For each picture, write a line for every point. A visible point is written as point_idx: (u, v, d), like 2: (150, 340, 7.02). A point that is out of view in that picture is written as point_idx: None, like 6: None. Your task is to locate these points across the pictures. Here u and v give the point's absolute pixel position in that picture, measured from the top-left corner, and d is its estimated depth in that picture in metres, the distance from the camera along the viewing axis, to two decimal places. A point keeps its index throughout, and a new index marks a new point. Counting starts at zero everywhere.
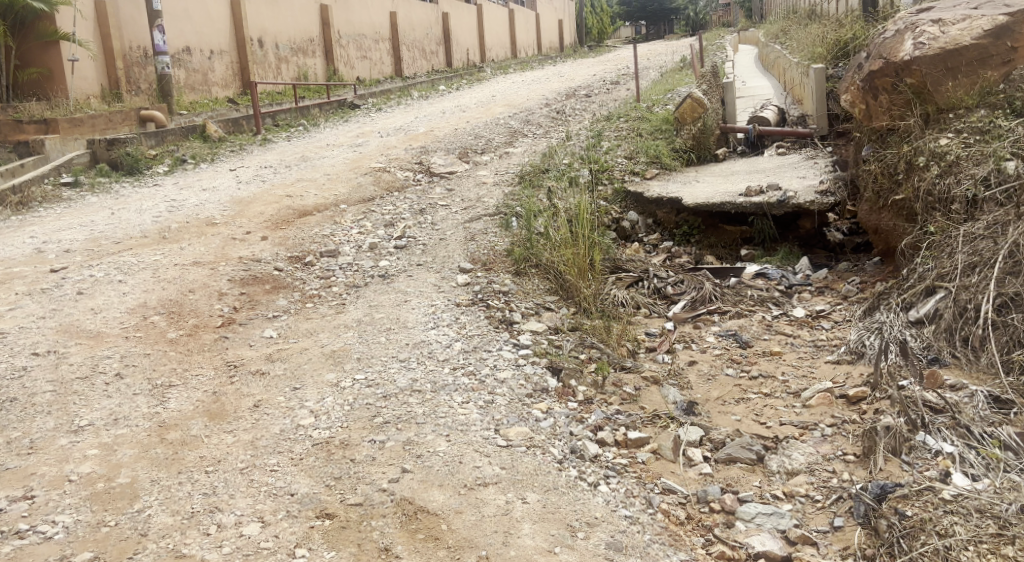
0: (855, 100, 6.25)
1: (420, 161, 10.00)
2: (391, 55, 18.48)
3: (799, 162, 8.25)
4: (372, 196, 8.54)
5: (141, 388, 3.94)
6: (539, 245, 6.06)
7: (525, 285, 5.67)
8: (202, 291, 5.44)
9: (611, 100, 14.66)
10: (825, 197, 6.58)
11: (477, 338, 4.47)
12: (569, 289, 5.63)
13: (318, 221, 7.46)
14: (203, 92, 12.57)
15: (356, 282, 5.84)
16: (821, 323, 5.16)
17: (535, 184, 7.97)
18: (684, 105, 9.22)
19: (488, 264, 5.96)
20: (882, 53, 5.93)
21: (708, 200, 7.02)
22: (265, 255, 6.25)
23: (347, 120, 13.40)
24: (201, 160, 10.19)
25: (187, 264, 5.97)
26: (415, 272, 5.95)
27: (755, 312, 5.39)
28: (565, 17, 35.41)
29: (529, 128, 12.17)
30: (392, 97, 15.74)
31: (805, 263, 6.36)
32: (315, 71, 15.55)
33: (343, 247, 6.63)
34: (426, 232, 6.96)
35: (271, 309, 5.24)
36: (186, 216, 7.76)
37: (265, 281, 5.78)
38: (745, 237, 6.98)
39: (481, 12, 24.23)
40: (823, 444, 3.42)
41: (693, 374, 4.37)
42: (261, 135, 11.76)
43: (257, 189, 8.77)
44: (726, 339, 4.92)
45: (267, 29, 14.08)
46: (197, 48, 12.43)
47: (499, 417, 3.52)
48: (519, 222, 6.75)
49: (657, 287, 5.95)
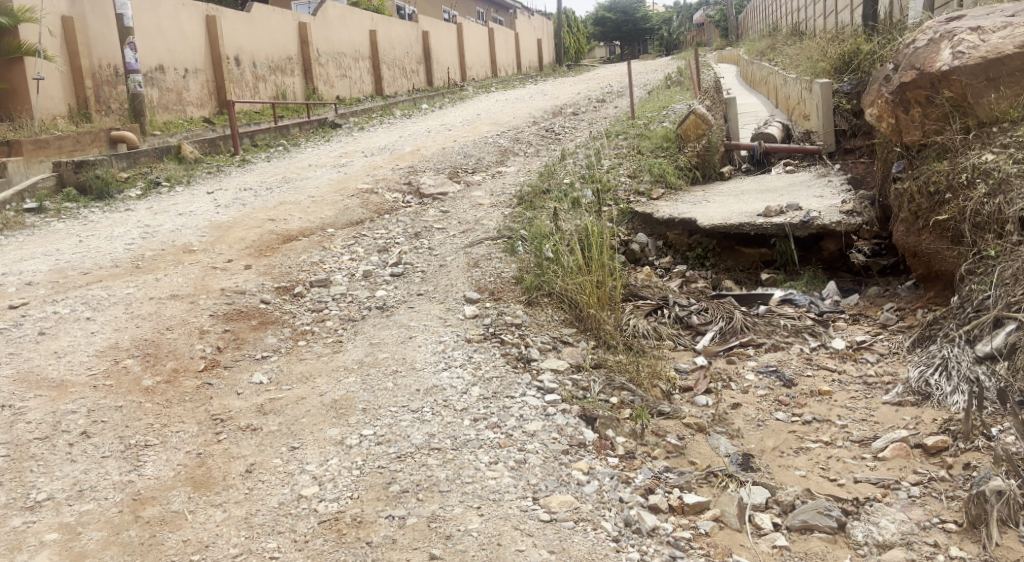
0: (882, 115, 5.82)
1: (409, 181, 9.51)
2: (371, 73, 18.01)
3: (811, 181, 7.85)
4: (361, 219, 8.04)
5: (112, 449, 3.41)
6: (551, 271, 5.58)
7: (538, 317, 5.19)
8: (181, 328, 4.90)
9: (601, 117, 14.29)
10: (852, 216, 6.18)
11: (495, 381, 3.98)
12: (587, 321, 5.14)
13: (305, 247, 6.94)
14: (177, 112, 12.02)
15: (351, 316, 5.32)
16: (865, 355, 4.71)
17: (536, 206, 7.51)
18: (687, 123, 8.79)
19: (496, 294, 5.47)
20: (915, 63, 5.53)
21: (725, 221, 6.58)
22: (249, 286, 5.73)
23: (329, 140, 12.89)
24: (176, 183, 9.64)
25: (164, 298, 5.44)
26: (417, 302, 5.46)
27: (792, 344, 4.94)
28: (543, 35, 35.19)
29: (520, 146, 11.75)
30: (374, 115, 15.25)
31: (833, 288, 5.96)
32: (294, 90, 15.04)
33: (334, 276, 6.12)
34: (424, 259, 6.48)
35: (259, 349, 4.72)
36: (161, 243, 7.21)
37: (250, 315, 5.25)
38: (765, 260, 6.53)
39: (461, 29, 23.84)
40: (913, 508, 2.99)
41: (740, 419, 3.90)
42: (239, 155, 11.22)
43: (238, 213, 8.23)
44: (767, 376, 4.45)
45: (244, 47, 13.55)
46: (170, 66, 11.88)
47: (535, 482, 3.03)
48: (525, 246, 6.27)
49: (680, 316, 5.48)
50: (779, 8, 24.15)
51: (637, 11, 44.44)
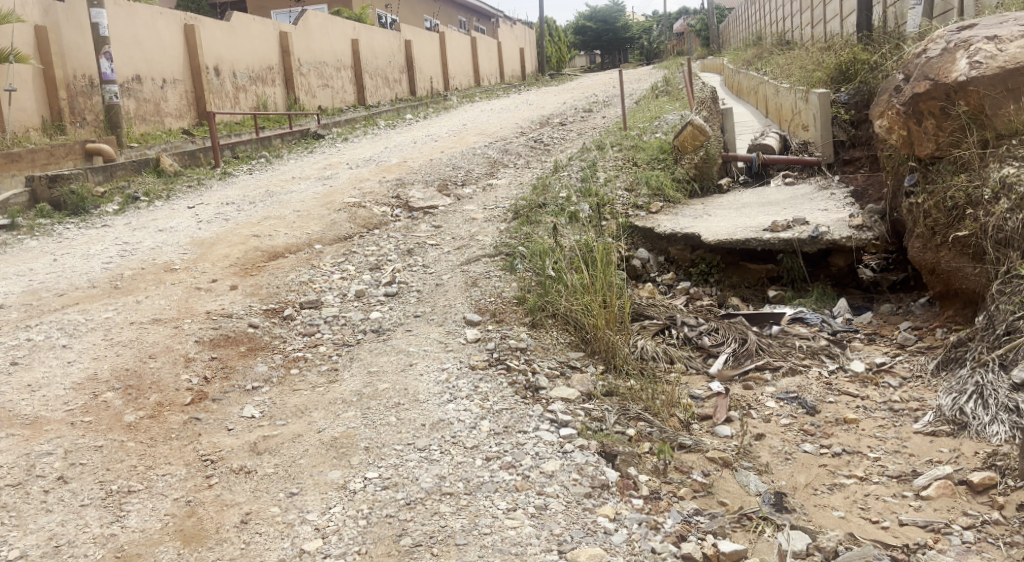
0: (893, 126, 5.66)
1: (397, 194, 9.25)
2: (353, 83, 17.74)
3: (813, 194, 7.68)
4: (349, 235, 7.77)
5: (91, 496, 3.14)
6: (555, 291, 5.35)
7: (543, 340, 4.96)
8: (164, 356, 4.62)
9: (589, 127, 14.10)
10: (862, 231, 6.00)
11: (505, 414, 3.73)
12: (594, 344, 4.91)
13: (293, 264, 6.66)
14: (156, 123, 11.69)
15: (345, 340, 5.06)
16: (887, 379, 4.50)
17: (532, 220, 7.28)
18: (684, 134, 8.59)
19: (497, 315, 5.22)
20: (928, 74, 5.36)
21: (731, 236, 6.38)
22: (236, 308, 5.44)
23: (313, 151, 12.60)
24: (155, 198, 9.33)
25: (145, 323, 5.15)
26: (414, 325, 5.21)
27: (810, 367, 4.73)
28: (525, 45, 35.04)
29: (509, 157, 11.52)
30: (358, 126, 14.98)
31: (843, 305, 5.79)
32: (275, 100, 14.75)
33: (325, 296, 5.86)
34: (419, 278, 6.24)
35: (248, 379, 4.45)
36: (141, 261, 6.91)
37: (239, 341, 4.97)
38: (771, 276, 6.34)
39: (444, 39, 23.62)
40: (969, 556, 2.79)
41: (766, 452, 3.67)
42: (221, 168, 10.92)
43: (220, 228, 7.93)
44: (788, 403, 4.22)
45: (224, 57, 13.23)
46: (148, 77, 11.56)
47: (559, 532, 2.82)
48: (524, 264, 6.04)
49: (689, 337, 5.27)
50: (762, 17, 24.11)
51: (618, 20, 44.41)
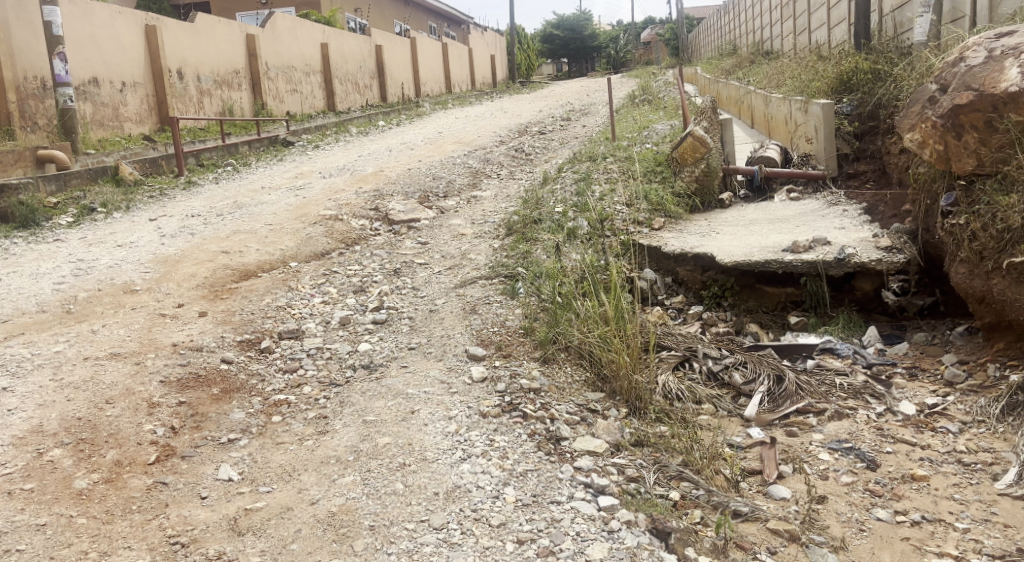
0: (927, 140, 5.25)
1: (376, 206, 8.64)
2: (322, 88, 17.06)
3: (823, 210, 7.23)
4: (326, 251, 7.16)
5: None
6: (566, 320, 4.82)
7: (557, 378, 4.42)
8: (124, 401, 4.02)
9: (571, 137, 13.62)
10: (893, 253, 5.49)
11: (530, 478, 3.20)
12: (614, 382, 4.39)
13: (267, 286, 6.03)
14: (114, 128, 10.94)
15: (332, 379, 4.47)
16: (944, 424, 4.02)
17: (528, 238, 6.76)
18: (683, 145, 8.02)
19: (503, 348, 4.67)
20: (970, 84, 4.96)
21: (748, 257, 5.88)
22: (206, 340, 4.81)
23: (283, 159, 11.94)
24: (113, 209, 8.66)
25: (102, 358, 4.54)
26: (410, 360, 4.64)
27: (857, 410, 4.21)
28: (496, 52, 34.52)
29: (491, 167, 10.97)
30: (329, 133, 14.34)
31: (874, 333, 5.34)
32: (241, 105, 14.03)
33: (305, 325, 5.27)
34: (409, 302, 5.67)
35: (223, 429, 3.84)
36: (97, 282, 6.24)
37: (210, 381, 4.35)
38: (792, 301, 5.85)
39: (415, 44, 22.99)
40: None
41: (833, 520, 3.18)
42: (185, 177, 10.24)
43: (186, 244, 7.27)
44: (844, 456, 3.70)
45: (187, 59, 12.50)
46: (106, 79, 10.82)
47: None
48: (526, 288, 5.51)
49: (714, 372, 4.76)
50: (736, 26, 23.82)
51: (586, 29, 44.01)
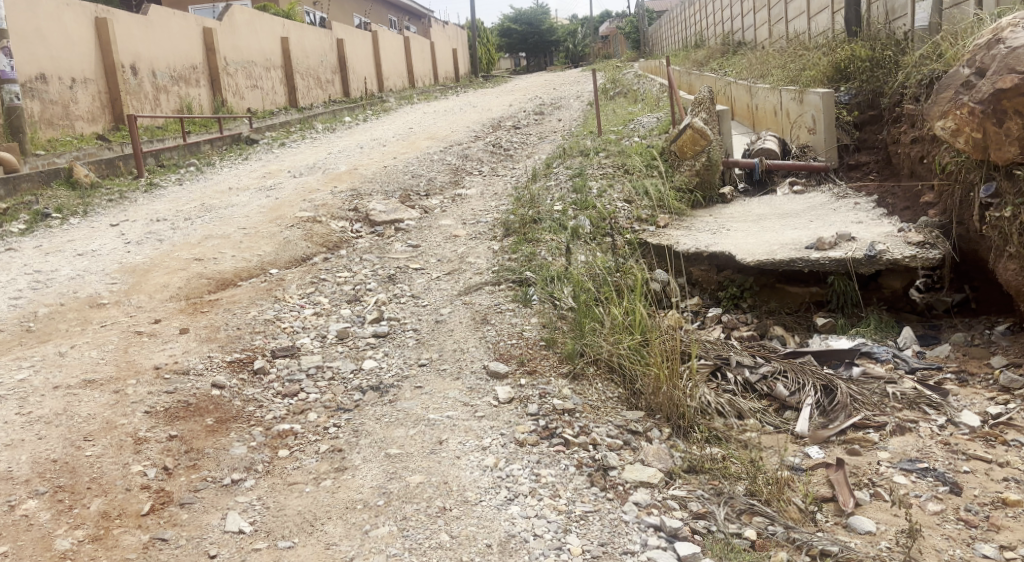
0: (961, 127, 4.95)
1: (355, 206, 8.12)
2: (284, 84, 16.41)
3: (834, 204, 6.93)
4: (308, 256, 6.65)
5: None
6: (592, 331, 4.41)
7: (590, 396, 4.02)
8: (105, 437, 3.55)
9: (548, 132, 13.19)
10: (927, 249, 5.18)
11: (593, 522, 2.92)
12: (651, 401, 4.00)
13: (250, 296, 5.50)
14: (65, 127, 10.25)
15: (340, 403, 4.02)
16: (1017, 436, 3.70)
17: (528, 239, 6.34)
18: (683, 138, 7.65)
19: (527, 363, 4.25)
20: (1012, 68, 4.68)
21: (770, 256, 5.54)
22: (192, 362, 4.31)
23: (248, 158, 11.34)
24: (69, 214, 8.07)
25: (73, 386, 4.03)
26: (423, 380, 4.18)
27: (917, 422, 3.86)
28: (457, 46, 33.90)
29: (471, 164, 10.51)
30: (294, 130, 13.72)
31: (909, 335, 5.01)
32: (201, 102, 13.35)
33: (300, 340, 4.79)
34: (412, 312, 5.22)
35: (224, 468, 3.39)
36: (58, 295, 5.67)
37: (202, 410, 3.87)
38: (816, 301, 5.51)
39: (377, 38, 22.34)
40: None
41: None
42: (145, 178, 9.63)
43: (154, 250, 6.72)
44: (921, 478, 3.35)
45: (142, 54, 11.81)
46: (55, 75, 10.13)
47: None
48: (539, 296, 5.09)
49: (751, 382, 4.38)
50: (700, 19, 23.61)
51: (544, 23, 43.50)
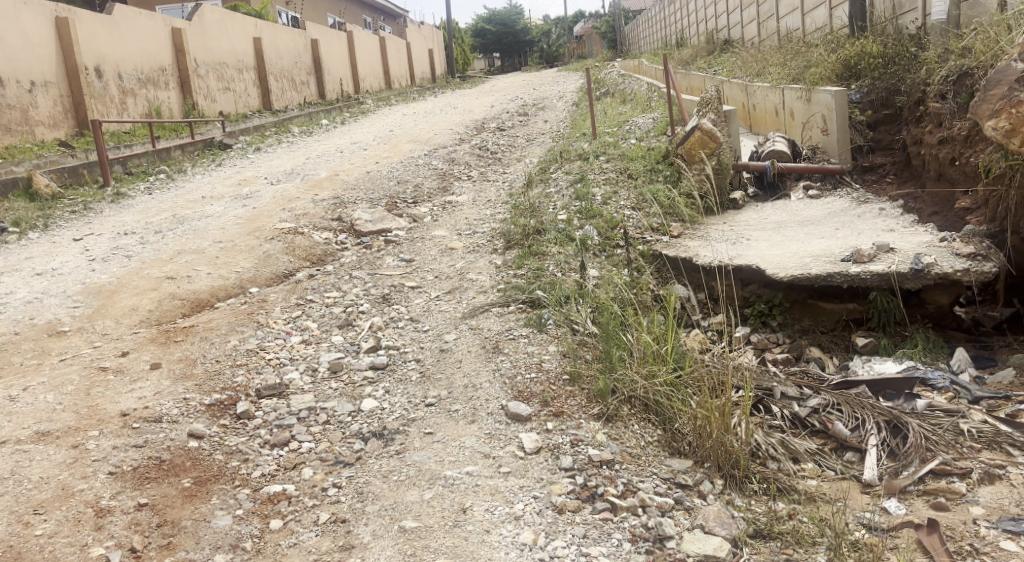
0: (1020, 127, 4.56)
1: (339, 215, 7.51)
2: (257, 85, 15.72)
3: (856, 209, 6.47)
4: (291, 272, 6.06)
5: None
6: (622, 363, 3.87)
7: (627, 441, 3.50)
8: (62, 509, 3.01)
9: (535, 133, 12.64)
10: (980, 262, 4.73)
11: None
12: (697, 446, 3.46)
13: (229, 321, 4.89)
14: (24, 134, 9.56)
15: (339, 455, 3.47)
16: None
17: (534, 252, 5.79)
18: (691, 140, 7.15)
19: (551, 402, 3.71)
20: None
21: (804, 270, 5.05)
22: (165, 406, 3.72)
23: (222, 164, 10.69)
24: (27, 227, 7.41)
25: (24, 441, 3.45)
26: (433, 424, 3.63)
27: (1005, 466, 3.41)
28: (432, 46, 33.20)
29: (459, 168, 9.94)
30: (268, 134, 13.06)
31: (962, 356, 4.54)
32: (170, 106, 12.67)
33: (288, 375, 4.21)
34: (412, 339, 4.66)
35: (205, 547, 2.88)
36: (12, 323, 5.04)
37: (179, 468, 3.30)
38: (854, 318, 5.02)
39: (352, 38, 21.66)
40: None
41: None
42: (111, 187, 8.97)
43: (121, 269, 6.07)
44: None
45: (106, 56, 11.10)
46: (12, 78, 9.42)
47: None
48: (553, 319, 4.55)
49: (801, 417, 3.86)
50: (681, 18, 23.15)
51: (519, 23, 42.86)
